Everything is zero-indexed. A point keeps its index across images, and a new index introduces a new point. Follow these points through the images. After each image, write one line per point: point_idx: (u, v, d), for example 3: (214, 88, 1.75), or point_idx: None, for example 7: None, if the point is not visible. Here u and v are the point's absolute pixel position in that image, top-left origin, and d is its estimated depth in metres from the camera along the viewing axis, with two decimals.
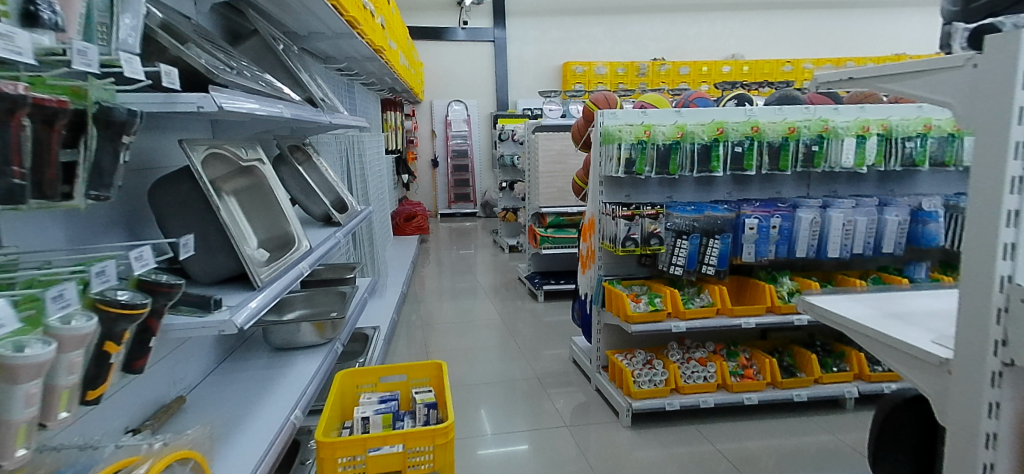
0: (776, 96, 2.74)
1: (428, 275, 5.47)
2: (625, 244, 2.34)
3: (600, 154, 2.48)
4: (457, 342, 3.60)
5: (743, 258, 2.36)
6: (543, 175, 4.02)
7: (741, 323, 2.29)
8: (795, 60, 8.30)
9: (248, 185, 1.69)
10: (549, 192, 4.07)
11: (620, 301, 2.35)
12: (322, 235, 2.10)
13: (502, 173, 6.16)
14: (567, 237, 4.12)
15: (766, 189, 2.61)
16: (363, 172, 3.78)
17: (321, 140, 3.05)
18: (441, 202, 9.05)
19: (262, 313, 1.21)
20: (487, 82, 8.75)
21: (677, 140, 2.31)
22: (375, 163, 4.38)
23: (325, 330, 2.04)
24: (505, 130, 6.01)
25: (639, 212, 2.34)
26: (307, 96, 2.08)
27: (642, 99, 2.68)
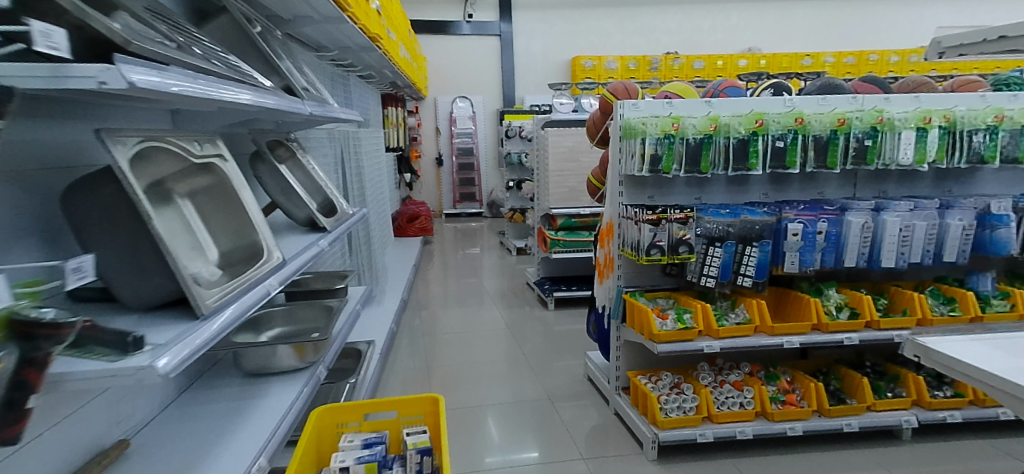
0: (817, 84, 2.45)
1: (430, 279, 5.20)
2: (651, 253, 2.04)
3: (620, 150, 2.20)
4: (460, 353, 3.32)
5: (784, 268, 2.08)
6: (553, 174, 3.75)
7: (783, 343, 1.99)
8: (814, 54, 7.97)
9: (209, 185, 1.41)
10: (559, 192, 3.79)
11: (644, 317, 2.06)
12: (304, 243, 1.82)
13: (509, 172, 5.89)
14: (579, 241, 3.84)
15: (807, 190, 2.32)
16: (359, 171, 3.52)
17: (311, 136, 2.78)
18: (446, 202, 8.78)
19: (202, 351, 0.93)
20: (493, 78, 8.47)
21: (710, 134, 2.03)
22: (373, 161, 4.11)
23: (306, 352, 1.69)
24: (512, 127, 5.74)
25: (666, 215, 2.05)
26: (285, 84, 1.81)
27: (666, 88, 2.40)
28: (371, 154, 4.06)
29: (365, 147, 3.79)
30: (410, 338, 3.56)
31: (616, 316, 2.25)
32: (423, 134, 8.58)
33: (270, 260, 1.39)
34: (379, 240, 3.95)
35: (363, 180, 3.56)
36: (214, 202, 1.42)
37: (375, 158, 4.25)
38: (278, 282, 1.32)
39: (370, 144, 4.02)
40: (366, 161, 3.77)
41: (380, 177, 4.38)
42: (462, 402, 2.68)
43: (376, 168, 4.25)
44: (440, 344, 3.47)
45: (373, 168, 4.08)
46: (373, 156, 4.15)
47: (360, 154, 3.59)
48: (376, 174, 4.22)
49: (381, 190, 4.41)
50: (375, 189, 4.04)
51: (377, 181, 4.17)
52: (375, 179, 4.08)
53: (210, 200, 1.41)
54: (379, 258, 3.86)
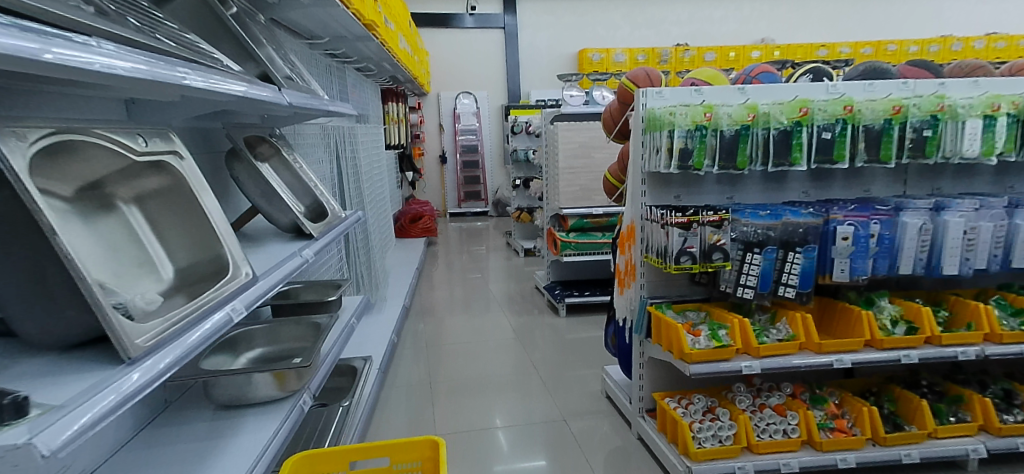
0: (860, 69, 2.21)
1: (433, 283, 4.97)
2: (680, 261, 1.81)
3: (643, 145, 1.96)
4: (466, 365, 3.08)
5: (832, 276, 1.83)
6: (563, 171, 3.51)
7: (832, 361, 1.75)
8: (830, 45, 7.69)
9: (163, 187, 1.14)
10: (570, 190, 3.56)
11: (673, 333, 1.82)
12: (285, 252, 1.59)
13: (516, 170, 5.66)
14: (592, 242, 3.59)
15: (851, 187, 2.08)
16: (355, 170, 3.30)
17: (301, 132, 2.56)
18: (450, 201, 8.55)
19: (109, 413, 0.68)
20: (498, 73, 8.23)
21: (747, 125, 1.79)
22: (372, 159, 3.89)
23: (288, 380, 1.44)
24: (518, 122, 5.51)
25: (698, 218, 1.80)
26: (262, 71, 1.57)
27: (693, 74, 2.16)
28: (370, 152, 3.84)
29: (363, 146, 3.57)
30: (412, 348, 3.32)
31: (639, 331, 2.01)
32: (426, 131, 8.35)
33: (237, 279, 1.11)
34: (379, 243, 3.72)
35: (360, 179, 3.33)
36: (167, 206, 1.17)
37: (374, 157, 4.03)
38: (243, 306, 1.05)
39: (368, 141, 3.79)
40: (364, 159, 3.55)
41: (379, 176, 4.15)
42: (467, 423, 2.45)
43: (375, 167, 4.03)
44: (444, 354, 3.24)
45: (372, 167, 3.85)
46: (371, 155, 3.93)
47: (357, 152, 3.37)
48: (375, 173, 4.00)
49: (382, 190, 4.19)
50: (374, 189, 3.81)
51: (376, 181, 3.95)
52: (373, 178, 3.86)
53: (163, 204, 1.16)
54: (380, 263, 3.63)
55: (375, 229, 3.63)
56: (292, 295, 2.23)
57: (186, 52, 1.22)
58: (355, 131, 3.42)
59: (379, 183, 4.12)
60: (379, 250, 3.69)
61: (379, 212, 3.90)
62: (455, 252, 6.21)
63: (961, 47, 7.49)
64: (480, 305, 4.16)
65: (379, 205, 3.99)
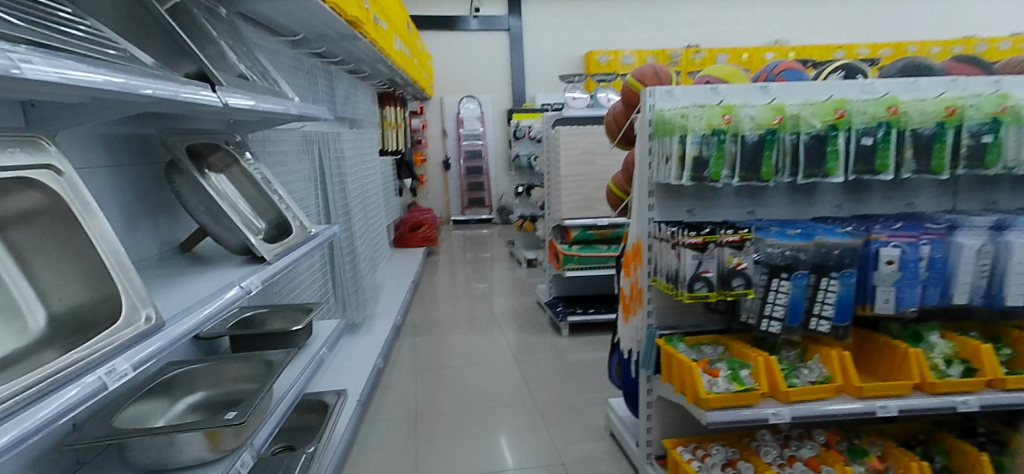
0: (899, 65, 1.94)
1: (431, 296, 4.74)
2: (694, 288, 1.54)
3: (651, 152, 1.70)
4: (459, 391, 2.84)
5: (874, 306, 1.57)
6: (565, 179, 3.27)
7: (874, 408, 1.50)
8: (848, 45, 7.39)
9: (40, 209, 0.92)
10: (573, 200, 3.31)
11: (687, 372, 1.56)
12: (226, 281, 1.35)
13: (519, 176, 5.41)
14: (597, 256, 3.34)
15: (890, 201, 1.82)
16: (343, 179, 3.07)
17: (275, 141, 2.33)
18: (454, 208, 8.32)
19: None
20: (502, 76, 8.00)
21: (773, 129, 1.53)
22: (362, 168, 3.66)
23: (222, 439, 1.23)
24: (521, 127, 5.27)
25: (715, 238, 1.54)
26: (197, 67, 1.34)
27: (707, 72, 1.90)
28: (361, 162, 3.61)
29: (352, 154, 3.35)
30: (402, 371, 3.07)
31: (647, 366, 1.75)
32: (429, 137, 8.13)
33: (132, 325, 0.89)
34: (368, 257, 3.49)
35: (347, 189, 3.10)
36: (50, 232, 0.94)
37: (365, 165, 3.80)
38: (130, 365, 0.83)
39: (358, 149, 3.56)
40: (353, 167, 3.31)
41: (371, 185, 3.91)
42: (456, 464, 2.20)
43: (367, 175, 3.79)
44: (436, 379, 2.98)
45: (363, 175, 3.62)
46: (362, 161, 3.69)
47: (346, 160, 3.13)
48: (367, 182, 3.76)
49: (373, 198, 3.94)
50: (365, 199, 3.58)
51: (367, 191, 3.72)
52: (364, 188, 3.63)
53: (44, 227, 0.94)
54: (368, 279, 3.38)
55: (364, 242, 3.40)
56: (256, 321, 1.98)
57: (89, 48, 1.03)
58: (343, 137, 3.19)
59: (371, 193, 3.88)
60: (369, 265, 3.45)
61: (370, 225, 3.68)
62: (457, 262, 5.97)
63: (987, 47, 7.13)
64: (478, 321, 3.90)
65: (371, 216, 3.75)
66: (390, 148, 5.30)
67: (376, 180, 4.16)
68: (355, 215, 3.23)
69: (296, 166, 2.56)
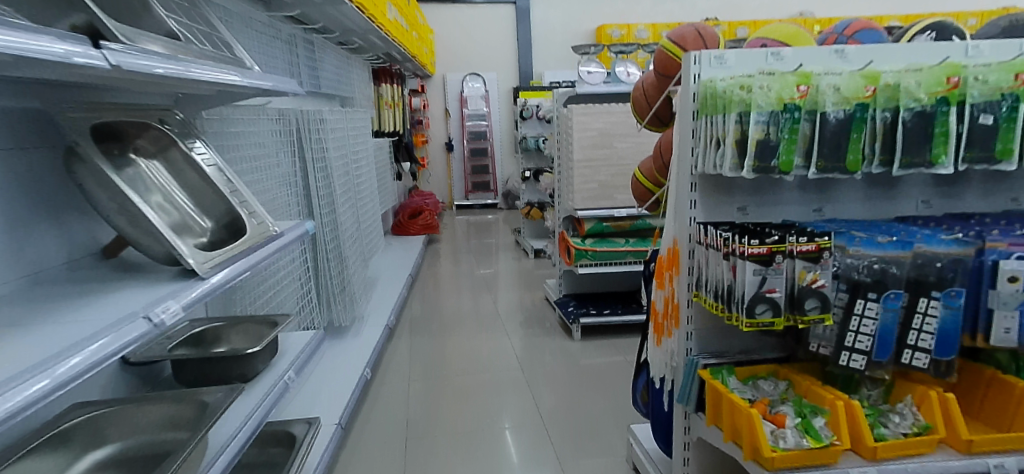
0: (1003, 23, 1.55)
1: (431, 288, 4.40)
2: (757, 312, 1.19)
3: (700, 134, 1.35)
4: (457, 405, 2.49)
5: (989, 338, 1.22)
6: (579, 164, 2.91)
7: (989, 468, 1.15)
8: (878, 18, 6.91)
9: None
10: (586, 188, 2.95)
11: (742, 419, 1.21)
12: (130, 308, 0.98)
13: (526, 159, 5.05)
14: (614, 251, 2.96)
15: (992, 195, 1.46)
16: (325, 164, 2.72)
17: (230, 120, 1.98)
18: (457, 193, 7.95)
19: None
20: (508, 52, 7.59)
21: (864, 104, 1.17)
22: (351, 151, 3.31)
23: None
24: (528, 105, 4.88)
25: (784, 247, 1.19)
26: (88, 18, 0.96)
27: (764, 33, 1.52)
28: (350, 145, 3.26)
29: (338, 135, 3.00)
30: (395, 378, 2.74)
31: (685, 401, 1.41)
32: (431, 117, 7.74)
33: None
34: (359, 250, 3.15)
35: (331, 175, 2.75)
36: None
37: (355, 148, 3.45)
38: None
39: (346, 130, 3.21)
40: (339, 150, 2.96)
41: (362, 171, 3.57)
42: None
43: (357, 159, 3.44)
44: (432, 388, 2.65)
45: (353, 160, 3.28)
46: (352, 144, 3.34)
47: (329, 142, 2.79)
48: (358, 168, 3.42)
49: (365, 185, 3.60)
50: (355, 186, 3.24)
51: (357, 177, 3.37)
52: (354, 174, 3.29)
53: None
54: (358, 275, 3.05)
55: (354, 233, 3.07)
56: (210, 338, 1.64)
57: None
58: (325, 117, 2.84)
59: (362, 179, 3.54)
60: (359, 259, 3.12)
61: (361, 214, 3.34)
62: (459, 251, 5.62)
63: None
64: (480, 319, 3.57)
65: (362, 205, 3.41)
66: (387, 128, 4.94)
67: (368, 165, 3.81)
68: (342, 205, 2.89)
69: (260, 149, 2.21)
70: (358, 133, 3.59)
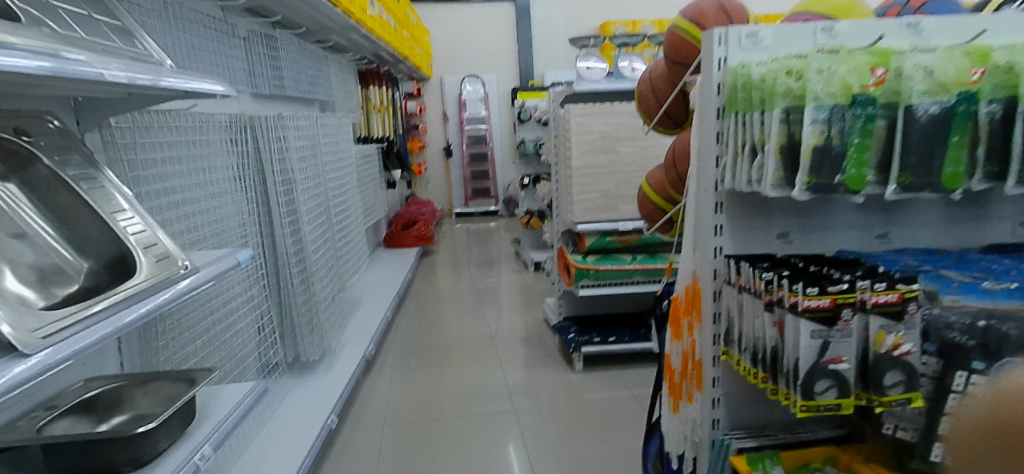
0: None
1: (421, 307, 4.06)
2: (816, 391, 0.85)
3: (734, 139, 1.02)
4: (435, 457, 2.14)
5: None
6: (578, 171, 2.57)
7: None
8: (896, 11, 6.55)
9: None
10: (587, 199, 2.60)
11: None
12: None
13: (524, 164, 4.71)
14: (620, 270, 2.61)
15: None
16: (292, 175, 2.41)
17: (151, 128, 1.65)
18: (457, 200, 7.62)
19: None
20: (508, 53, 7.28)
21: (970, 94, 0.81)
22: (327, 163, 3.00)
23: None
24: (526, 107, 4.56)
25: (854, 297, 0.84)
26: None
27: (805, 6, 1.18)
28: (325, 158, 2.95)
29: (309, 145, 2.69)
30: (369, 422, 2.40)
31: None
32: (428, 121, 7.43)
33: None
34: (334, 272, 2.83)
35: (295, 191, 2.43)
36: None
37: (333, 159, 3.14)
38: None
39: (321, 140, 2.91)
40: (310, 162, 2.66)
41: (341, 184, 3.26)
42: None
43: (334, 172, 3.14)
44: (410, 433, 2.31)
45: (329, 174, 2.98)
46: (327, 155, 3.04)
47: (296, 152, 2.48)
48: (335, 181, 3.11)
49: (345, 201, 3.30)
50: (331, 202, 2.94)
51: (334, 191, 3.06)
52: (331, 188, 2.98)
53: None
54: (332, 302, 2.74)
55: (328, 253, 2.76)
56: (106, 403, 1.33)
57: None
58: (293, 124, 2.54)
59: (341, 194, 3.23)
60: (334, 283, 2.80)
61: (338, 232, 3.02)
62: (455, 262, 5.28)
63: None
64: (471, 345, 3.22)
65: (340, 221, 3.11)
66: (374, 134, 4.63)
67: (349, 177, 3.50)
68: (312, 223, 2.58)
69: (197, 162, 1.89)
70: (337, 143, 3.30)
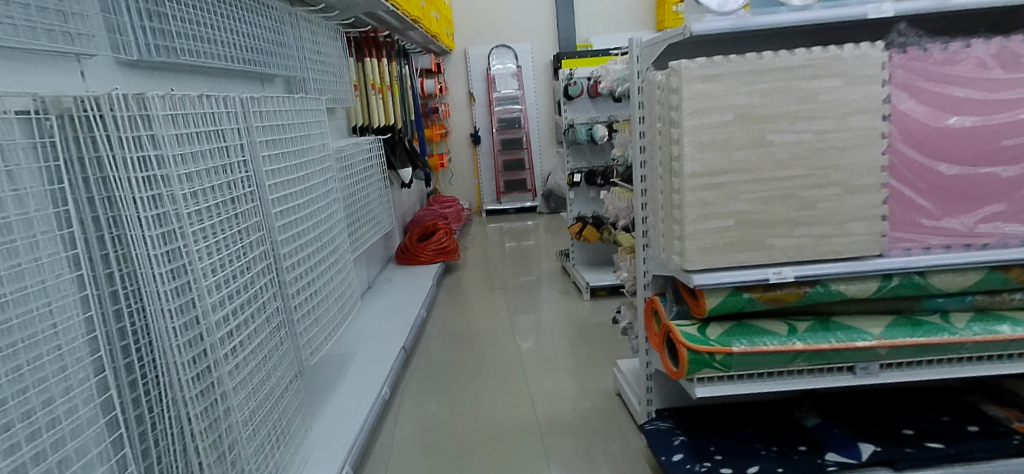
0: None
1: (439, 354, 3.02)
2: None
3: None
4: None
5: None
6: (692, 181, 1.44)
7: None
8: None
9: None
10: (709, 230, 1.46)
11: None
12: None
13: (574, 155, 3.57)
14: (769, 354, 1.46)
15: None
16: (179, 204, 1.37)
17: None
18: (488, 195, 6.54)
19: None
20: (544, 19, 6.14)
21: None
22: (279, 176, 1.95)
23: None
24: (577, 78, 3.39)
25: None
26: None
27: None
28: (273, 166, 1.90)
29: (230, 150, 1.64)
30: None
31: None
32: (452, 103, 6.33)
33: None
34: (285, 351, 1.80)
35: (182, 234, 1.37)
36: None
37: (291, 167, 2.08)
38: None
39: (262, 139, 1.86)
40: (230, 177, 1.61)
41: (310, 202, 2.20)
42: None
43: (294, 185, 2.08)
44: None
45: (280, 191, 1.93)
46: (279, 161, 1.98)
47: (190, 163, 1.43)
48: (295, 198, 2.06)
49: (319, 228, 2.25)
50: (284, 236, 1.89)
51: (293, 216, 2.01)
52: (286, 213, 1.94)
53: None
54: (279, 404, 1.71)
55: (270, 323, 1.71)
56: None
57: None
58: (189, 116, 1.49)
59: (310, 218, 2.17)
60: (283, 370, 1.77)
61: (300, 279, 1.98)
62: (485, 280, 4.20)
63: None
64: (506, 440, 2.15)
65: (306, 263, 2.06)
66: (376, 123, 3.68)
67: (328, 190, 2.45)
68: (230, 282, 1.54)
69: None
70: (303, 143, 2.24)
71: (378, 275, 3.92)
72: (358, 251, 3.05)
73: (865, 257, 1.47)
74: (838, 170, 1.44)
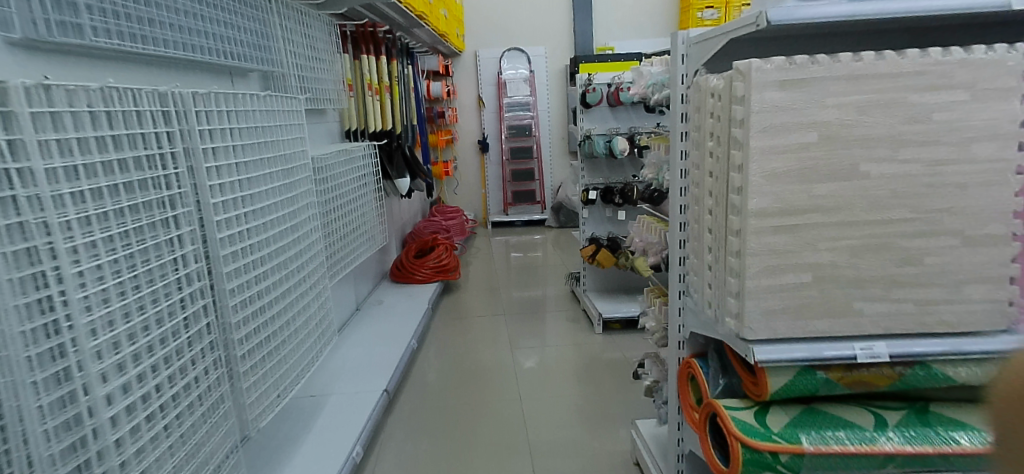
0: None
1: (429, 393, 2.65)
2: None
3: None
4: None
5: None
6: (757, 222, 1.09)
7: None
8: None
9: None
10: (777, 286, 1.10)
11: None
12: None
13: (590, 170, 3.21)
14: (854, 458, 1.09)
15: None
16: (63, 235, 1.01)
17: None
18: (494, 206, 6.20)
19: None
20: (561, 21, 5.81)
21: None
22: (231, 192, 1.60)
23: None
24: (598, 84, 3.04)
25: None
26: None
27: None
28: (220, 180, 1.54)
29: (156, 160, 1.28)
30: None
31: None
32: (460, 108, 6.00)
33: None
34: (218, 414, 1.45)
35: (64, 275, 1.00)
36: None
37: (248, 182, 1.72)
38: None
39: (205, 147, 1.51)
40: (153, 196, 1.25)
41: (275, 224, 1.84)
42: None
43: (251, 203, 1.72)
44: None
45: (229, 212, 1.57)
46: (230, 175, 1.62)
47: (85, 178, 1.07)
48: (251, 219, 1.69)
49: (284, 254, 1.89)
50: (229, 269, 1.53)
51: (247, 242, 1.65)
52: (235, 239, 1.58)
53: None
54: None
55: (196, 383, 1.37)
56: None
57: None
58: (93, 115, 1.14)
59: (271, 243, 1.81)
60: (209, 444, 1.40)
61: (249, 321, 1.62)
62: (486, 302, 3.84)
63: None
64: None
65: (260, 299, 1.69)
66: (372, 126, 3.34)
67: (302, 207, 2.09)
68: (136, 336, 1.17)
69: None
70: (270, 152, 1.89)
71: (369, 294, 3.58)
72: (341, 273, 2.69)
73: (984, 331, 1.11)
74: (955, 215, 1.07)
